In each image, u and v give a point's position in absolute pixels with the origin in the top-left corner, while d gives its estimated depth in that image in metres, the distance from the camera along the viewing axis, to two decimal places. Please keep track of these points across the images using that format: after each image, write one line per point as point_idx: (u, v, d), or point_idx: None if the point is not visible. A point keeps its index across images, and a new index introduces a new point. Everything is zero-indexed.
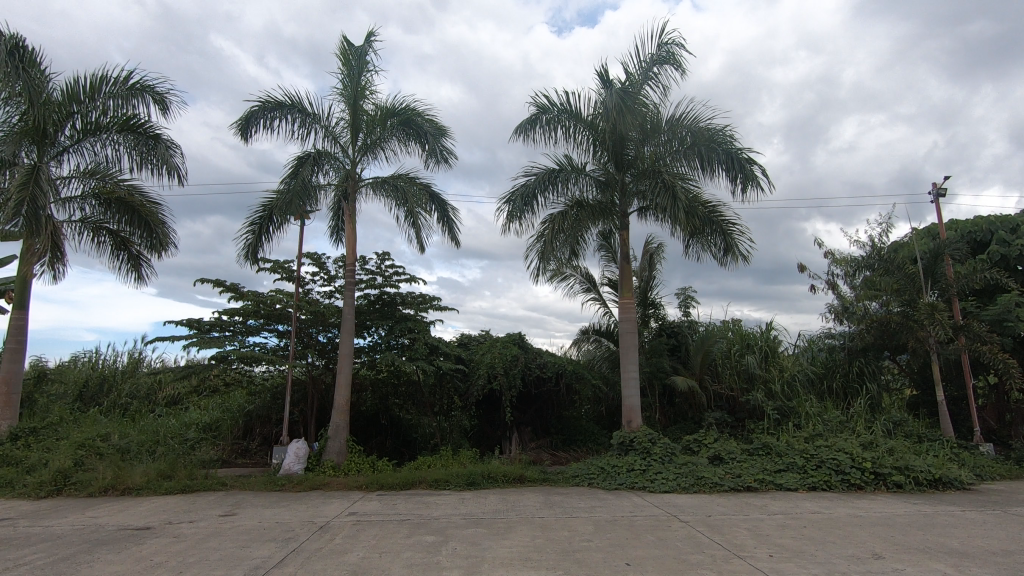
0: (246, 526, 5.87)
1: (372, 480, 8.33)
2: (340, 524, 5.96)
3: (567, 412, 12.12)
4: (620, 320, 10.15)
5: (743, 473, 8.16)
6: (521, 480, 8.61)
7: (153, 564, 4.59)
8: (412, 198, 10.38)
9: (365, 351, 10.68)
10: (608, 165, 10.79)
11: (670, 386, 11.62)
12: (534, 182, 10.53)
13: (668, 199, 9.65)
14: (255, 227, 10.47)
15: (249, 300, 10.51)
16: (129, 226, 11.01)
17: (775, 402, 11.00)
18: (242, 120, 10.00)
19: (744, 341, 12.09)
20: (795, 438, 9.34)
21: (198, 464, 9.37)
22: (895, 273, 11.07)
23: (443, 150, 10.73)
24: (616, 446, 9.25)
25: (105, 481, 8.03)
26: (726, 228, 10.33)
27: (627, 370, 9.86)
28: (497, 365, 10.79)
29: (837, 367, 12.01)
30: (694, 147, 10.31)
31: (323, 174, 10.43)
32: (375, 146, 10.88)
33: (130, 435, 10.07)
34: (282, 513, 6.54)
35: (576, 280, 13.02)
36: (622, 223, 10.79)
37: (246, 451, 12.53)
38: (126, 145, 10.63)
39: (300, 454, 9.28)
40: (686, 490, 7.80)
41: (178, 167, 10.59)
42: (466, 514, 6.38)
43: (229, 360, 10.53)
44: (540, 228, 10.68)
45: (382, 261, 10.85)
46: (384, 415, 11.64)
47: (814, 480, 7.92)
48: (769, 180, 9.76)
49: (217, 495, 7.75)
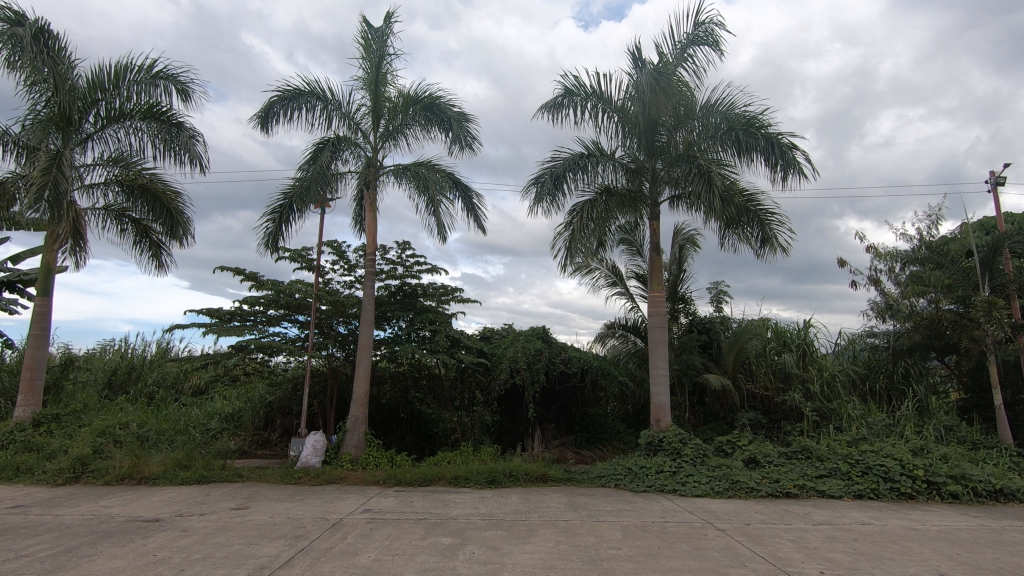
0: (257, 521, 5.63)
1: (390, 476, 8.08)
2: (354, 522, 5.67)
3: (592, 409, 11.67)
4: (649, 314, 9.69)
5: (781, 477, 7.65)
6: (544, 479, 8.23)
7: (155, 560, 4.35)
8: (434, 185, 10.08)
9: (385, 343, 10.48)
10: (638, 152, 10.33)
11: (701, 385, 11.16)
12: (561, 166, 10.12)
13: (703, 184, 9.11)
14: (275, 215, 10.30)
15: (269, 289, 10.34)
16: (151, 214, 10.96)
17: (814, 402, 10.40)
18: (263, 110, 9.83)
19: (781, 340, 11.50)
20: (837, 441, 8.78)
21: (216, 455, 9.25)
22: (948, 268, 10.35)
23: (466, 136, 10.37)
24: (644, 445, 8.81)
25: (122, 470, 7.94)
26: (764, 218, 9.75)
27: (656, 366, 9.42)
28: (519, 359, 10.35)
29: (880, 368, 11.37)
30: (731, 132, 9.75)
31: (343, 161, 10.17)
32: (396, 133, 10.59)
33: (151, 424, 10.05)
34: (295, 508, 6.30)
35: (601, 274, 12.57)
36: (652, 212, 10.30)
37: (267, 443, 12.43)
38: (150, 132, 10.57)
39: (318, 446, 9.10)
40: (720, 495, 7.32)
41: (200, 155, 10.49)
42: (486, 514, 6.04)
43: (248, 350, 10.41)
44: (567, 217, 10.29)
45: (403, 251, 10.60)
46: (404, 408, 11.40)
47: (860, 488, 7.36)
48: (813, 167, 9.10)
49: (233, 487, 7.59)
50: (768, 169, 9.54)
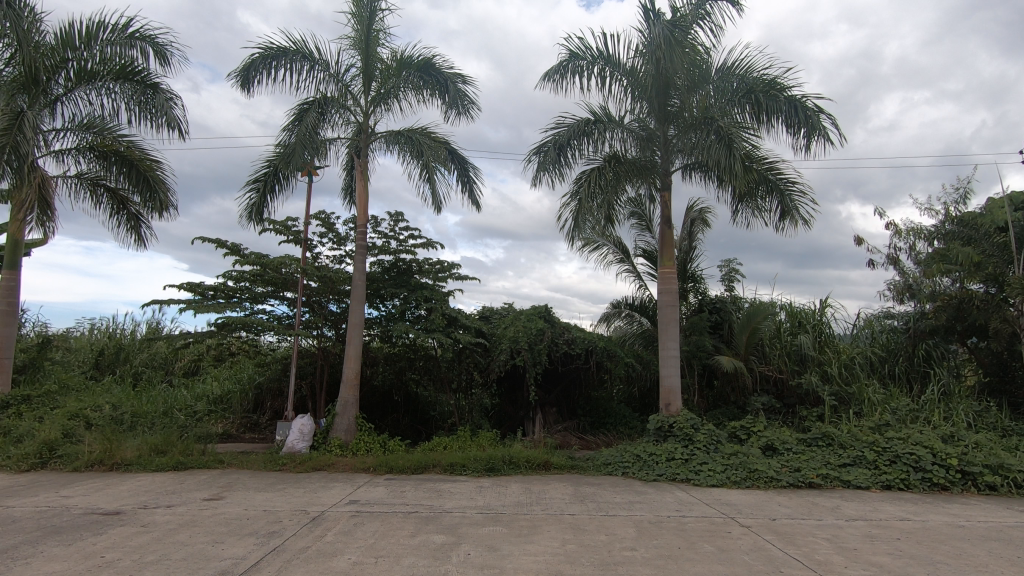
0: (228, 514, 5.06)
1: (382, 462, 7.52)
2: (336, 516, 5.09)
3: (596, 393, 11.10)
4: (660, 291, 9.05)
5: (803, 466, 7.09)
6: (546, 467, 7.67)
7: (101, 563, 3.77)
8: (428, 152, 9.35)
9: (377, 323, 9.89)
10: (649, 118, 9.59)
11: (711, 367, 10.59)
12: (567, 132, 9.46)
13: (723, 150, 8.41)
14: (258, 184, 9.61)
15: (254, 264, 9.69)
16: (129, 183, 10.28)
17: (832, 386, 9.83)
18: (243, 70, 9.09)
19: (797, 320, 10.88)
20: (859, 428, 8.22)
21: (197, 439, 8.70)
22: (981, 243, 10.03)
23: (465, 100, 9.61)
24: (653, 431, 8.23)
25: (93, 455, 7.38)
26: (784, 189, 9.06)
27: (666, 347, 8.82)
28: (520, 339, 9.73)
29: (900, 351, 10.81)
30: (749, 96, 9.05)
31: (331, 125, 9.44)
32: (388, 97, 9.83)
33: (130, 406, 9.49)
34: (273, 499, 5.72)
35: (608, 251, 11.93)
36: (663, 182, 9.62)
37: (255, 426, 11.94)
38: (124, 94, 9.80)
39: (305, 431, 8.55)
40: (737, 485, 6.76)
41: (178, 118, 9.76)
42: (483, 507, 5.47)
43: (232, 328, 9.80)
44: (572, 188, 9.64)
45: (396, 223, 9.92)
46: (398, 391, 10.83)
47: (889, 478, 6.80)
48: (840, 132, 8.41)
49: (210, 475, 7.03)
50: (789, 136, 8.84)
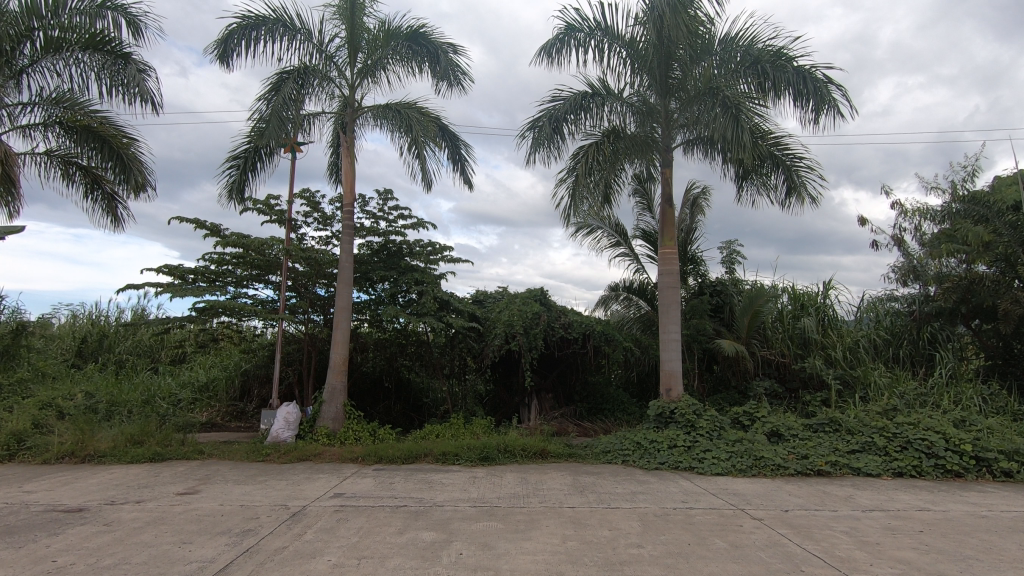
0: (201, 511, 4.69)
1: (370, 452, 7.17)
2: (318, 511, 4.73)
3: (593, 377, 10.77)
4: (661, 273, 8.68)
5: (810, 453, 6.80)
6: (543, 455, 7.34)
7: (50, 570, 3.39)
8: (417, 126, 8.87)
9: (366, 307, 9.50)
10: (649, 92, 9.13)
11: (712, 351, 10.29)
12: (563, 106, 9.05)
13: (730, 122, 8.00)
14: (238, 161, 9.12)
15: (235, 245, 9.23)
16: (101, 161, 9.73)
17: (836, 370, 9.54)
18: (220, 42, 8.54)
19: (799, 303, 10.56)
20: (866, 413, 7.95)
21: (177, 429, 8.30)
22: (994, 221, 9.64)
23: (456, 71, 9.13)
24: (653, 417, 7.92)
25: (63, 447, 6.98)
26: (791, 165, 8.69)
27: (667, 330, 8.48)
28: (515, 323, 9.35)
29: (903, 333, 10.54)
30: (755, 67, 8.61)
31: (314, 98, 8.93)
32: (375, 70, 9.30)
33: (108, 394, 9.08)
34: (253, 493, 5.36)
35: (604, 233, 11.54)
36: (664, 159, 9.21)
37: (242, 414, 11.57)
38: (93, 65, 9.20)
39: (291, 419, 8.18)
40: (743, 473, 6.46)
41: (151, 91, 9.19)
42: (477, 500, 5.13)
43: (214, 313, 9.35)
44: (569, 164, 9.22)
45: (384, 201, 9.46)
46: (389, 377, 10.46)
47: (901, 465, 6.53)
48: (851, 104, 8.02)
49: (188, 466, 6.64)
50: (797, 108, 8.43)
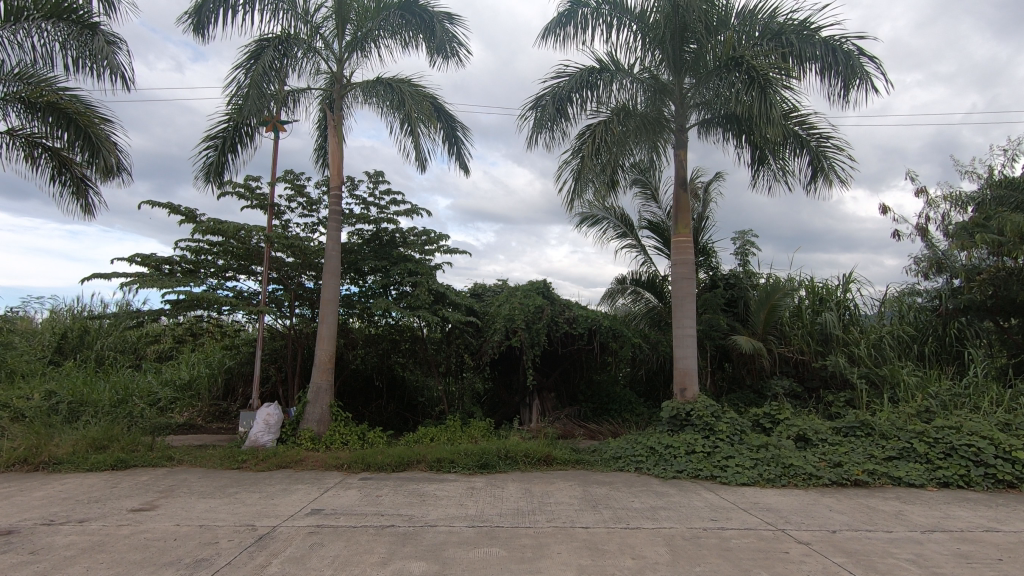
0: (151, 533, 3.98)
1: (358, 459, 6.48)
2: (290, 533, 4.04)
3: (597, 376, 10.13)
4: (674, 263, 7.98)
5: (845, 461, 6.14)
6: (548, 462, 6.66)
7: None
8: (410, 102, 8.15)
9: (356, 300, 8.79)
10: (661, 69, 8.41)
11: (726, 348, 9.63)
12: (567, 84, 8.37)
13: (755, 94, 7.34)
14: (216, 141, 8.38)
15: (212, 233, 8.49)
16: (68, 142, 8.98)
17: (860, 368, 8.89)
18: (194, 11, 7.84)
19: (819, 297, 9.88)
20: (900, 415, 7.30)
21: (146, 432, 7.58)
22: None
23: (453, 43, 8.43)
24: (667, 419, 7.24)
25: (15, 454, 6.23)
26: (816, 146, 8.05)
27: (682, 325, 7.80)
28: (517, 317, 8.67)
29: (928, 329, 9.90)
30: (778, 40, 7.94)
31: (299, 71, 8.21)
32: (365, 42, 8.50)
33: (74, 393, 8.36)
34: (218, 509, 4.66)
35: (610, 225, 10.84)
36: (678, 140, 8.51)
37: (225, 414, 10.79)
38: (58, 36, 8.31)
39: (271, 422, 7.51)
40: (771, 484, 5.80)
41: (122, 66, 8.34)
42: (475, 519, 4.45)
43: (190, 305, 8.62)
44: (574, 145, 8.57)
45: (375, 184, 8.74)
46: (381, 376, 9.80)
47: (947, 474, 5.87)
48: (887, 78, 7.37)
49: (153, 476, 5.94)
50: (824, 83, 7.77)
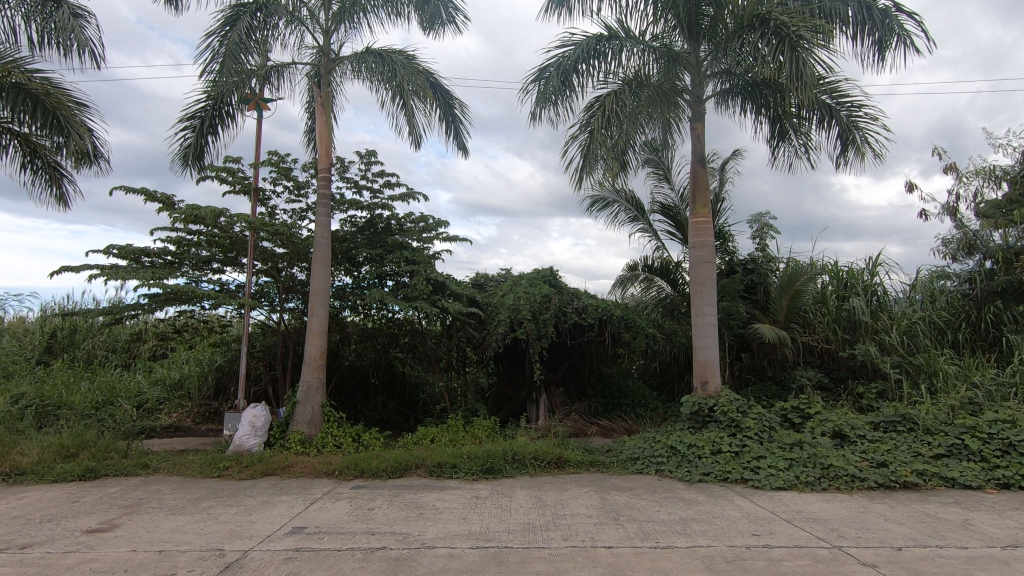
0: (99, 563, 3.39)
1: (351, 464, 5.89)
2: (265, 559, 3.46)
3: (608, 368, 9.52)
4: (692, 245, 7.34)
5: (890, 461, 5.52)
6: (559, 464, 6.06)
7: None
8: (403, 75, 7.50)
9: (348, 292, 8.18)
10: (675, 35, 7.71)
11: (745, 337, 9.01)
12: (574, 53, 7.69)
13: (785, 56, 6.70)
14: (194, 122, 7.77)
15: (192, 221, 7.87)
16: (37, 125, 8.35)
17: (893, 358, 8.26)
18: None
19: (844, 281, 9.23)
20: (942, 408, 6.67)
21: (123, 437, 7.00)
22: None
23: (448, 10, 7.79)
24: (687, 416, 6.63)
25: None
26: (845, 116, 7.44)
27: (702, 313, 7.16)
28: (522, 307, 8.04)
29: (962, 314, 9.20)
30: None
31: (281, 41, 7.57)
32: (352, 12, 7.77)
33: (48, 396, 7.77)
34: (186, 528, 4.08)
35: (620, 208, 10.19)
36: (694, 111, 7.85)
37: (215, 415, 10.20)
38: (21, 9, 7.67)
39: (257, 424, 6.93)
40: (810, 488, 5.19)
41: (91, 41, 7.71)
42: (479, 537, 3.85)
43: (170, 299, 8.00)
44: (583, 118, 7.95)
45: (367, 166, 8.11)
46: (379, 372, 9.24)
47: (1006, 474, 5.26)
48: (926, 40, 6.79)
49: (123, 487, 5.35)
50: (855, 46, 7.11)
